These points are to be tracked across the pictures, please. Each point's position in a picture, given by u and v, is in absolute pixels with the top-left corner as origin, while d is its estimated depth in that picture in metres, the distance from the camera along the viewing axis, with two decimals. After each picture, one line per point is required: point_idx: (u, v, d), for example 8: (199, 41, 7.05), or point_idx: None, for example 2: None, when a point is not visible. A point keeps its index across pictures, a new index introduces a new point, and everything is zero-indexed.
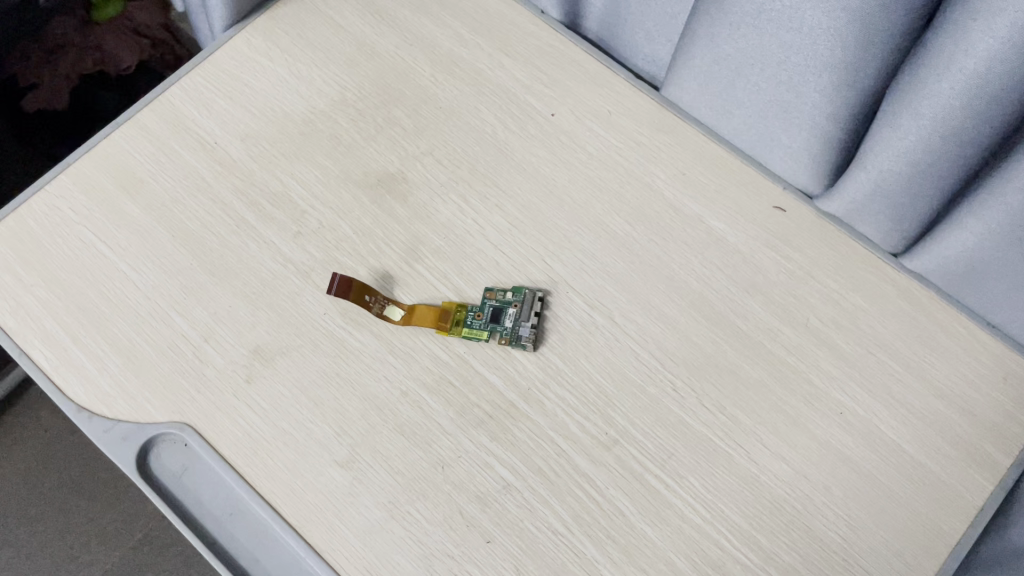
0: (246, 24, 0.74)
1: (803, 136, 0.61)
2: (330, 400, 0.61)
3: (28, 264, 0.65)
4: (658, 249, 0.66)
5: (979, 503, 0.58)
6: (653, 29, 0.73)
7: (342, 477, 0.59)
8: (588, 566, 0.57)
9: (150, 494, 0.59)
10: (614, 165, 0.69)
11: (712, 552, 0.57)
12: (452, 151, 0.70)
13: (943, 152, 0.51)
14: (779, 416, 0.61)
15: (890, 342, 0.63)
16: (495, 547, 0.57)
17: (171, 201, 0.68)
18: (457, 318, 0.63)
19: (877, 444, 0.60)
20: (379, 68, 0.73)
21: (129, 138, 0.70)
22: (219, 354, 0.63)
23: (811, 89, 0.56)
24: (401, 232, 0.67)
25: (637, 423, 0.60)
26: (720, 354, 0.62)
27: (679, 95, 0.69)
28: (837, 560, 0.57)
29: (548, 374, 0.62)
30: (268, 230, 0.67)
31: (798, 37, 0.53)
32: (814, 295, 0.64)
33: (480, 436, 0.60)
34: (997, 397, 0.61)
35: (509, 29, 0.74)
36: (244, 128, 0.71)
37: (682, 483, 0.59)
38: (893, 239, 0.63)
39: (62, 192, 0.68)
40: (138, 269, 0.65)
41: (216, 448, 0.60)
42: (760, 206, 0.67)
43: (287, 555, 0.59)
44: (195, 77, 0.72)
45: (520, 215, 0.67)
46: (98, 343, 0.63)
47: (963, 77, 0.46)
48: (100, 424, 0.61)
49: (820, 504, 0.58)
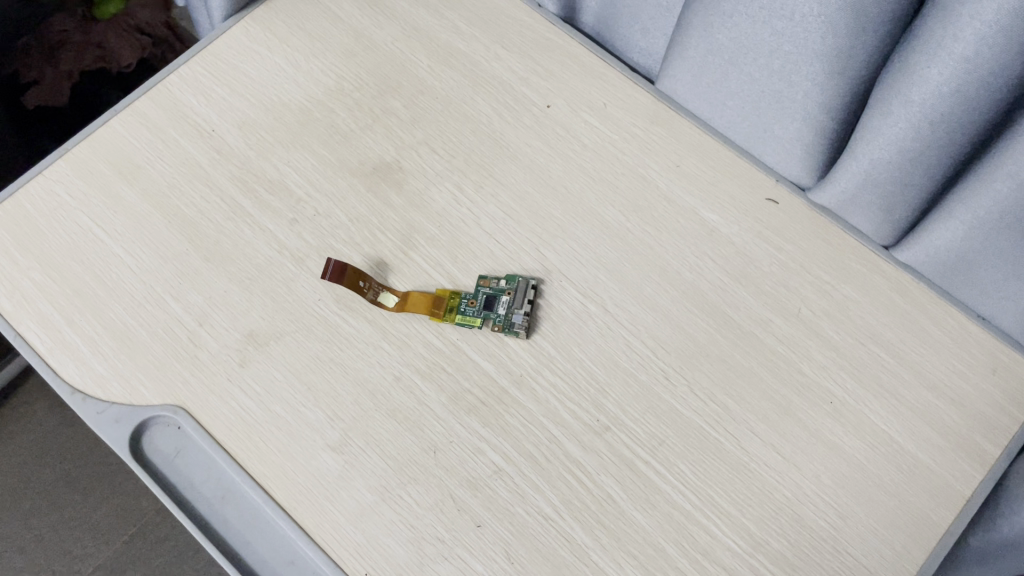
0: (245, 14, 0.75)
1: (795, 126, 0.61)
2: (323, 384, 0.61)
3: (25, 248, 0.66)
4: (652, 239, 0.66)
5: (967, 493, 0.58)
6: (648, 21, 0.74)
7: (334, 461, 0.59)
8: (578, 550, 0.57)
9: (143, 475, 0.60)
10: (609, 157, 0.69)
11: (701, 538, 0.57)
12: (448, 141, 0.70)
13: (933, 139, 0.52)
14: (769, 405, 0.61)
15: (881, 333, 0.63)
16: (485, 531, 0.57)
17: (168, 187, 0.68)
18: (451, 305, 0.64)
19: (867, 434, 0.60)
20: (376, 59, 0.73)
21: (127, 126, 0.70)
22: (214, 339, 0.63)
23: (802, 77, 0.57)
24: (396, 220, 0.67)
25: (628, 410, 0.61)
26: (711, 344, 0.63)
27: (674, 87, 0.70)
28: (826, 547, 0.57)
29: (541, 361, 0.62)
30: (265, 217, 0.67)
31: (790, 25, 0.54)
32: (806, 286, 0.64)
33: (472, 421, 0.60)
34: (987, 389, 0.61)
35: (506, 22, 0.75)
36: (241, 116, 0.71)
37: (672, 470, 0.59)
38: (884, 230, 0.64)
39: (60, 178, 0.68)
40: (134, 254, 0.66)
41: (209, 431, 0.60)
42: (753, 198, 0.67)
43: (277, 537, 0.59)
44: (194, 66, 0.73)
45: (514, 204, 0.68)
46: (93, 326, 0.63)
47: (951, 63, 0.46)
48: (94, 406, 0.61)
49: (809, 492, 0.58)
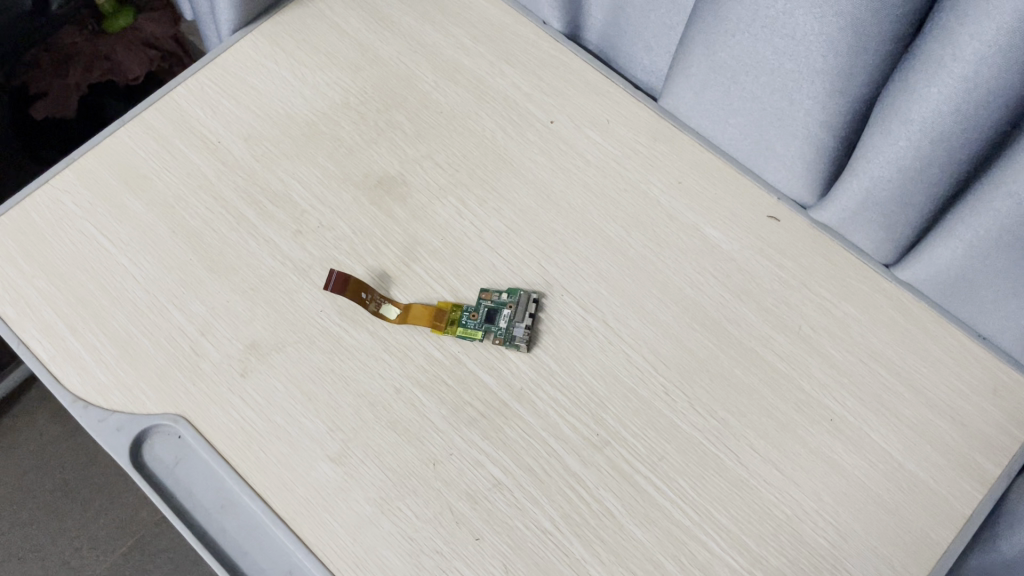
0: (252, 28, 0.76)
1: (796, 144, 0.62)
2: (323, 395, 0.62)
3: (30, 255, 0.66)
4: (653, 255, 0.67)
5: (968, 512, 0.58)
6: (652, 40, 0.75)
7: (334, 472, 0.59)
8: (576, 565, 0.57)
9: (143, 484, 0.60)
10: (612, 173, 0.70)
11: (700, 554, 0.57)
12: (451, 155, 0.71)
13: (933, 157, 0.52)
14: (769, 422, 0.61)
15: (882, 352, 0.63)
16: (485, 545, 0.57)
17: (173, 198, 0.69)
18: (452, 318, 0.64)
19: (867, 451, 0.60)
20: (381, 74, 0.74)
21: (134, 136, 0.71)
22: (215, 348, 0.63)
23: (803, 95, 0.57)
24: (399, 233, 0.68)
25: (628, 425, 0.61)
26: (711, 359, 0.63)
27: (677, 104, 0.70)
28: (824, 565, 0.57)
29: (541, 374, 0.62)
30: (268, 228, 0.68)
31: (792, 44, 0.55)
32: (806, 303, 0.65)
33: (472, 434, 0.60)
34: (988, 408, 0.61)
35: (510, 39, 0.76)
36: (247, 128, 0.72)
37: (672, 485, 0.59)
38: (884, 249, 0.64)
39: (66, 186, 0.69)
40: (138, 263, 0.66)
41: (210, 441, 0.60)
42: (755, 215, 0.68)
43: (276, 548, 0.59)
44: (201, 79, 0.73)
45: (517, 218, 0.68)
46: (96, 335, 0.64)
47: (951, 82, 0.47)
48: (95, 414, 0.61)
49: (808, 509, 0.58)
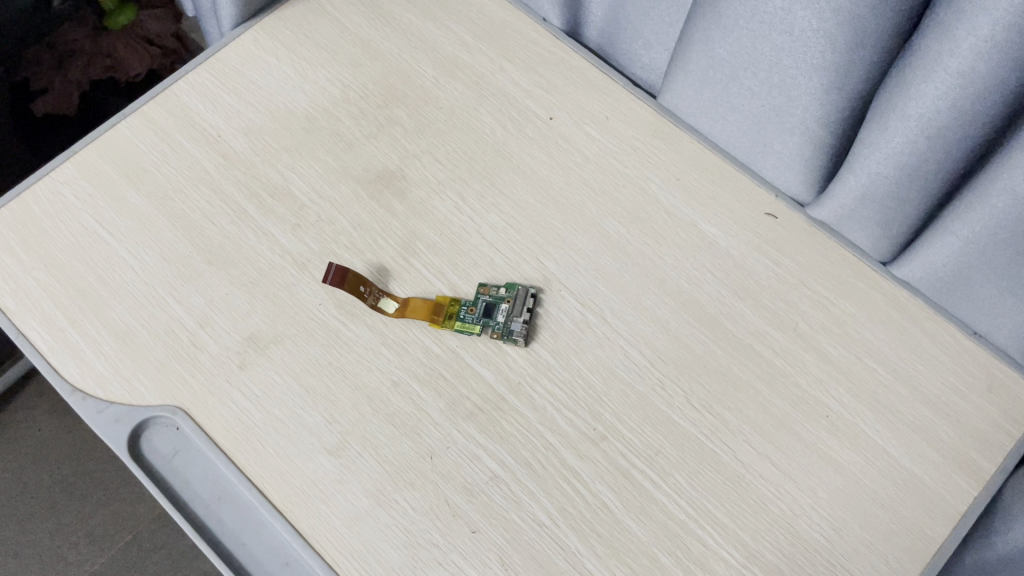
0: (254, 23, 0.76)
1: (794, 141, 0.62)
2: (321, 388, 0.62)
3: (30, 247, 0.66)
4: (651, 251, 0.67)
5: (963, 508, 0.58)
6: (651, 37, 0.75)
7: (331, 464, 0.59)
8: (572, 558, 0.57)
9: (140, 475, 0.60)
10: (610, 169, 0.70)
11: (695, 548, 0.57)
12: (450, 150, 0.71)
13: (929, 153, 0.53)
14: (766, 417, 0.61)
15: (879, 349, 0.63)
16: (481, 537, 0.57)
17: (173, 191, 0.69)
18: (451, 312, 0.64)
19: (863, 447, 0.60)
20: (382, 70, 0.74)
21: (134, 130, 0.71)
22: (214, 341, 0.64)
23: (802, 92, 0.58)
24: (398, 227, 0.68)
25: (625, 420, 0.61)
26: (709, 355, 0.63)
27: (676, 102, 0.70)
28: (819, 560, 0.57)
29: (539, 369, 0.63)
30: (268, 221, 0.68)
31: (790, 40, 0.55)
32: (803, 300, 0.65)
33: (469, 427, 0.61)
34: (984, 406, 0.61)
35: (511, 36, 0.76)
36: (248, 122, 0.72)
37: (668, 480, 0.59)
38: (881, 247, 0.64)
39: (66, 179, 0.69)
40: (138, 255, 0.66)
41: (208, 433, 0.60)
42: (753, 213, 0.68)
43: (273, 539, 0.59)
44: (201, 73, 0.74)
45: (515, 214, 0.68)
46: (94, 326, 0.64)
47: (947, 79, 0.47)
48: (94, 405, 0.61)
49: (804, 504, 0.58)
